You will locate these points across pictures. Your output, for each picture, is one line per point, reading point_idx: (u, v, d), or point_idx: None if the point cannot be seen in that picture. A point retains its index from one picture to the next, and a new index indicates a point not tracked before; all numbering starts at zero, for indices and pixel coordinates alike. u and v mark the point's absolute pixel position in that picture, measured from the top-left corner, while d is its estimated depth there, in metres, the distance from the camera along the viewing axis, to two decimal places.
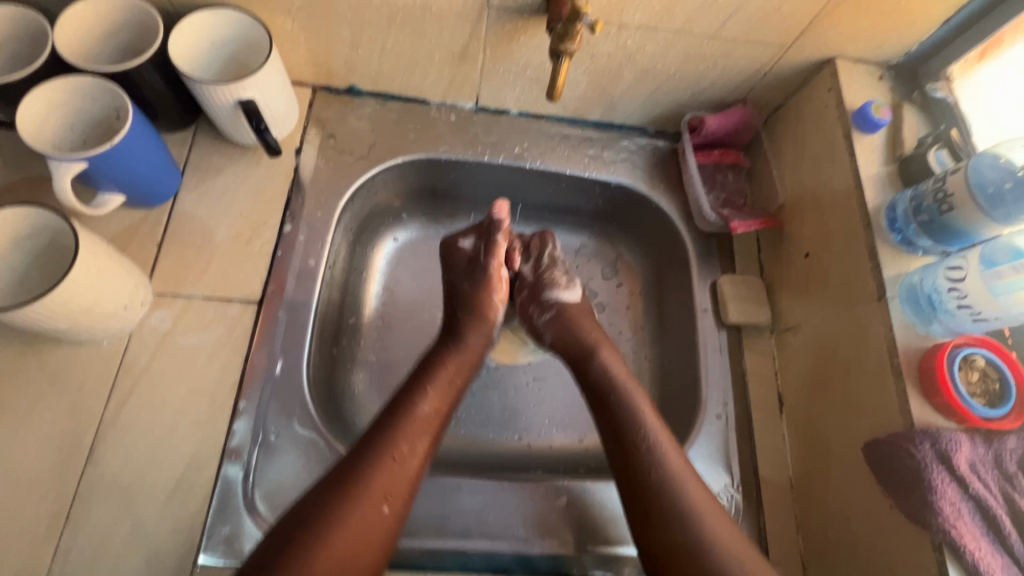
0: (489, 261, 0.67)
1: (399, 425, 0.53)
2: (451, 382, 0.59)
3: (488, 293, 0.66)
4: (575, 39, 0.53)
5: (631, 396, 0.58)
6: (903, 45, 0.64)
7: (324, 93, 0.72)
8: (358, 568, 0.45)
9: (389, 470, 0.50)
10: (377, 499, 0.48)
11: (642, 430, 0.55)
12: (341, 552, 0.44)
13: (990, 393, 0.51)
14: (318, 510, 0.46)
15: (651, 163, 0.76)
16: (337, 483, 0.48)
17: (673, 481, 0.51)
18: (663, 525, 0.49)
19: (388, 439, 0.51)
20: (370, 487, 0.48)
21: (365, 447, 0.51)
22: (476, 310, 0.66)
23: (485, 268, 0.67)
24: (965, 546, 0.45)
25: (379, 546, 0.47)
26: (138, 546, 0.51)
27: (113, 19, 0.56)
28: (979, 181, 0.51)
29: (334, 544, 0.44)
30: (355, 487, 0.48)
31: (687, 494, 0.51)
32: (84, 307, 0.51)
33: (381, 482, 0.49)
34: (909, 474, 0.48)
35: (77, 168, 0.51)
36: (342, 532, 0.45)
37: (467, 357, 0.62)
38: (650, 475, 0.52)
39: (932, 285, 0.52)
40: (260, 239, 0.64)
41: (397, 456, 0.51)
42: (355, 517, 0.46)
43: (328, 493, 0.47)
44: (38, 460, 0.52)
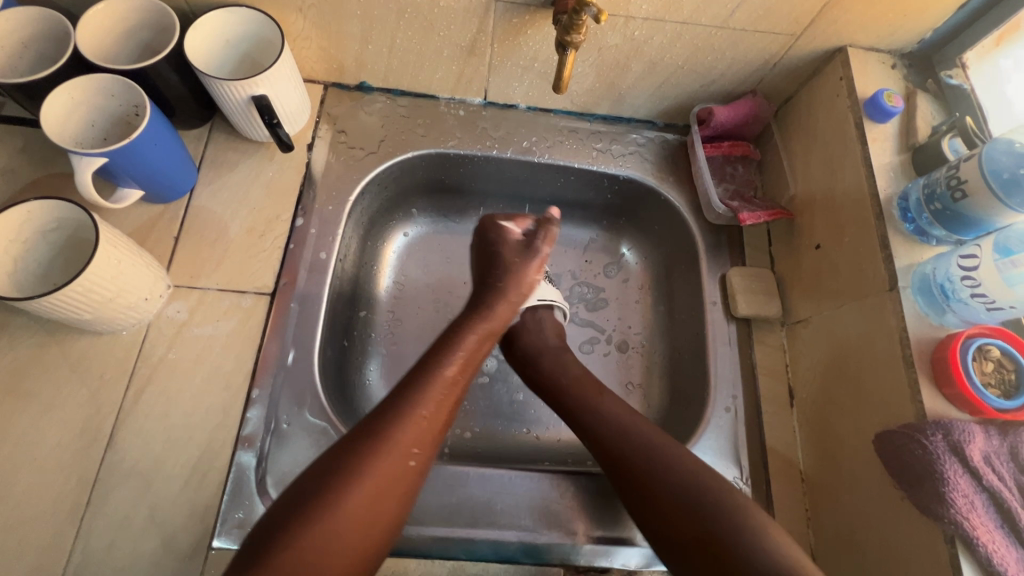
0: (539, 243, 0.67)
1: (427, 382, 0.53)
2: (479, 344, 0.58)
3: (531, 270, 0.66)
4: (580, 30, 0.53)
5: (637, 425, 0.55)
6: (916, 32, 0.63)
7: (335, 90, 0.74)
8: (379, 518, 0.46)
9: (417, 426, 0.50)
10: (407, 452, 0.49)
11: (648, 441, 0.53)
12: (370, 502, 0.46)
13: (1006, 384, 0.50)
14: (348, 460, 0.46)
15: (661, 156, 0.76)
16: (367, 436, 0.48)
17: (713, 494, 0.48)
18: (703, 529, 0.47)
19: (420, 395, 0.52)
20: (402, 441, 0.49)
21: (393, 404, 0.51)
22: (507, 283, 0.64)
23: (540, 252, 0.67)
24: (978, 538, 0.44)
25: (400, 500, 0.48)
26: (155, 529, 0.53)
27: (131, 18, 0.58)
28: (993, 167, 0.50)
29: (360, 494, 0.45)
30: (389, 439, 0.48)
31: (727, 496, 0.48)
32: (106, 298, 0.53)
33: (412, 436, 0.49)
34: (920, 466, 0.47)
35: (98, 163, 0.52)
36: (372, 483, 0.46)
37: (496, 323, 0.61)
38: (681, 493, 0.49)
39: (945, 274, 0.52)
40: (273, 233, 0.65)
41: (427, 411, 0.51)
42: (385, 469, 0.47)
43: (356, 446, 0.47)
44: (61, 444, 0.54)
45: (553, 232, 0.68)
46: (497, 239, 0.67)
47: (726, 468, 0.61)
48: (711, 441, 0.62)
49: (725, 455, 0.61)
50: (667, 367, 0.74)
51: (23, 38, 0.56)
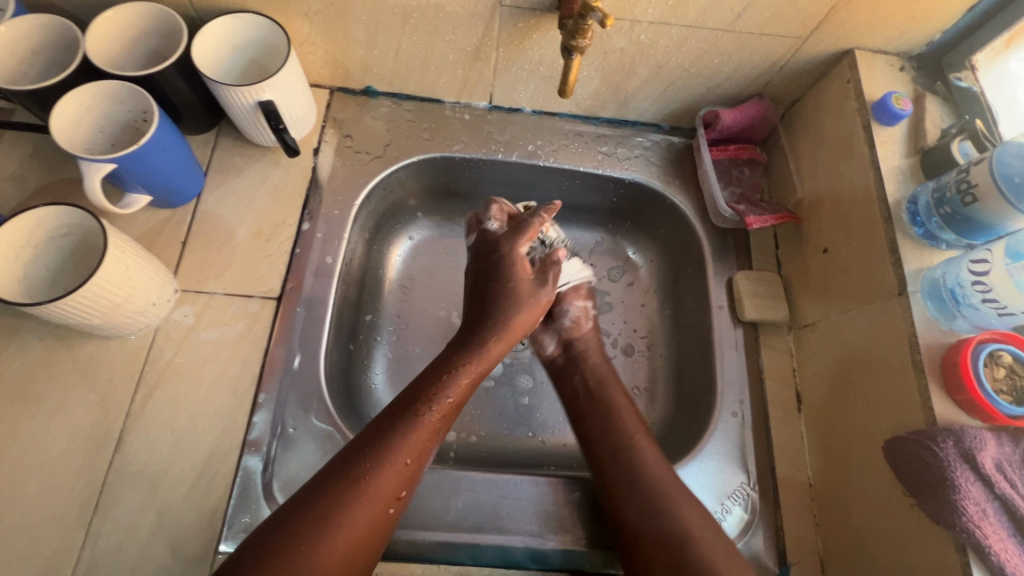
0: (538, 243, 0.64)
1: (406, 429, 0.51)
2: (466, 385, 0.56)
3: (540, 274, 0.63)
4: (586, 35, 0.53)
5: (642, 452, 0.56)
6: (925, 35, 0.62)
7: (341, 94, 0.74)
8: (356, 569, 0.46)
9: (394, 474, 0.49)
10: (387, 501, 0.49)
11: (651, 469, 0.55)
12: (347, 554, 0.46)
13: (1017, 390, 0.49)
14: (329, 509, 0.46)
15: (666, 159, 0.76)
16: (347, 484, 0.48)
17: (676, 514, 0.52)
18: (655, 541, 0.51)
19: (403, 441, 0.51)
20: (382, 492, 0.48)
21: (370, 451, 0.50)
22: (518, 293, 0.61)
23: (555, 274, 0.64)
24: (990, 547, 0.44)
25: (377, 548, 0.48)
26: (163, 533, 0.53)
27: (140, 25, 0.59)
28: (1004, 171, 0.50)
29: (342, 544, 0.45)
30: (372, 490, 0.48)
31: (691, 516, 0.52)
32: (115, 304, 0.53)
33: (393, 486, 0.49)
34: (931, 473, 0.46)
35: (106, 169, 0.53)
36: (351, 535, 0.46)
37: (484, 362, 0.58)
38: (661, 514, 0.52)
39: (954, 279, 0.51)
40: (279, 237, 0.66)
41: (410, 457, 0.51)
42: (361, 519, 0.47)
43: (340, 494, 0.47)
44: (70, 447, 0.55)
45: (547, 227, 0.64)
46: (511, 256, 0.62)
47: (734, 474, 0.60)
48: (718, 446, 0.62)
49: (733, 460, 0.61)
50: (674, 371, 0.73)
51: (33, 45, 0.57)
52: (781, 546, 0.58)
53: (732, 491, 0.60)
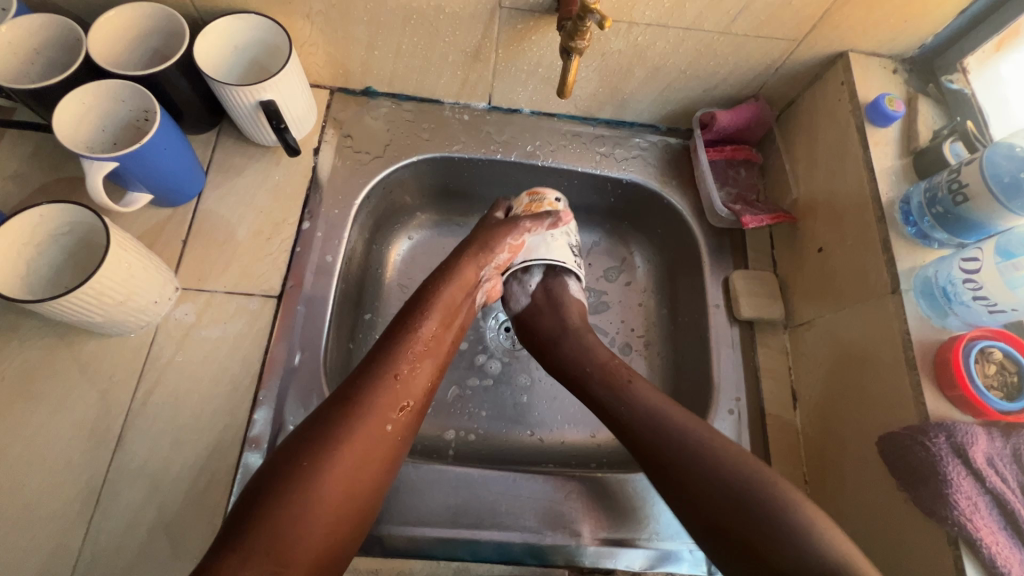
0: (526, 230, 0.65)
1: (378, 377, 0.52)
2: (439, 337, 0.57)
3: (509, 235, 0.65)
4: (585, 36, 0.54)
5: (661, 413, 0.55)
6: (917, 38, 0.63)
7: (341, 95, 0.75)
8: (362, 483, 0.47)
9: (371, 421, 0.49)
10: (381, 417, 0.50)
11: (676, 427, 0.53)
12: (351, 468, 0.47)
13: (1008, 387, 0.50)
14: (325, 428, 0.47)
15: (663, 160, 0.76)
16: (342, 405, 0.49)
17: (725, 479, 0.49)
18: (727, 519, 0.47)
19: (391, 360, 0.53)
20: (376, 406, 0.50)
21: (344, 398, 0.50)
22: (485, 251, 0.63)
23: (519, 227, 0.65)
24: (981, 540, 0.44)
25: (381, 466, 0.49)
26: (163, 529, 0.53)
27: (143, 26, 0.59)
28: (994, 171, 0.51)
29: (342, 458, 0.47)
30: (365, 406, 0.50)
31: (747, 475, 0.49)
32: (117, 301, 0.54)
33: (385, 400, 0.51)
34: (924, 468, 0.47)
35: (109, 167, 0.53)
36: (352, 449, 0.47)
37: (457, 300, 0.60)
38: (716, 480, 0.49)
39: (946, 277, 0.52)
40: (280, 236, 0.66)
41: (398, 373, 0.53)
42: (345, 463, 0.47)
43: (336, 416, 0.48)
44: (71, 444, 0.55)
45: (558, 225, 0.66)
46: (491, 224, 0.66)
47: None
48: None
49: None
50: (671, 370, 0.74)
51: (36, 45, 0.57)
52: None
53: None
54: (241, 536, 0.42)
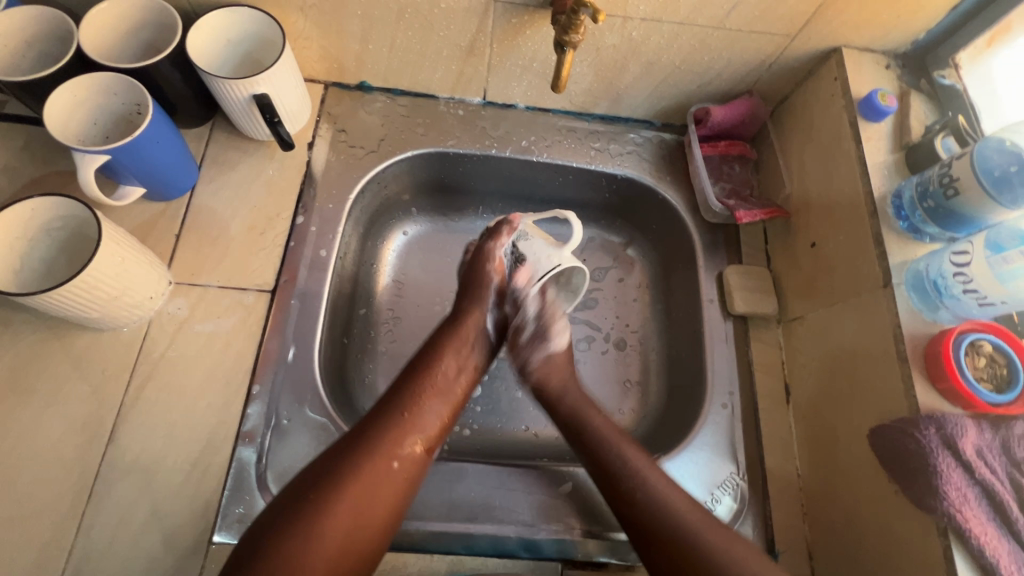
0: (495, 246, 0.67)
1: (392, 418, 0.52)
2: (456, 387, 0.58)
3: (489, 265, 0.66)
4: (579, 30, 0.54)
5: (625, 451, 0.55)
6: (910, 33, 0.63)
7: (335, 89, 0.74)
8: (368, 523, 0.47)
9: (382, 468, 0.49)
10: (389, 454, 0.50)
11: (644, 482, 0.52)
12: (351, 511, 0.46)
13: (998, 379, 0.51)
14: (333, 468, 0.47)
15: (658, 156, 0.77)
16: (354, 444, 0.50)
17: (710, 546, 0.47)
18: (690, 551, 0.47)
19: (402, 398, 0.54)
20: (386, 443, 0.50)
21: (359, 441, 0.50)
22: (482, 282, 0.66)
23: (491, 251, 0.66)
24: (971, 531, 0.45)
25: (388, 507, 0.49)
26: (157, 524, 0.53)
27: (136, 19, 0.59)
28: (985, 166, 0.51)
29: (349, 499, 0.46)
30: (375, 439, 0.50)
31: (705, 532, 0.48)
32: (111, 296, 0.54)
33: (395, 437, 0.51)
34: (914, 460, 0.48)
35: (101, 160, 0.53)
36: (360, 484, 0.47)
37: (468, 339, 0.61)
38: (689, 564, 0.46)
39: (937, 271, 0.52)
40: (273, 230, 0.66)
41: (408, 411, 0.53)
42: (348, 508, 0.46)
43: (348, 451, 0.49)
44: (63, 438, 0.55)
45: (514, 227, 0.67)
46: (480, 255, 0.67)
47: (723, 464, 0.61)
48: (707, 437, 0.62)
49: (722, 451, 0.62)
50: (666, 364, 0.74)
51: (27, 37, 0.57)
52: (770, 536, 0.59)
53: (722, 481, 0.61)
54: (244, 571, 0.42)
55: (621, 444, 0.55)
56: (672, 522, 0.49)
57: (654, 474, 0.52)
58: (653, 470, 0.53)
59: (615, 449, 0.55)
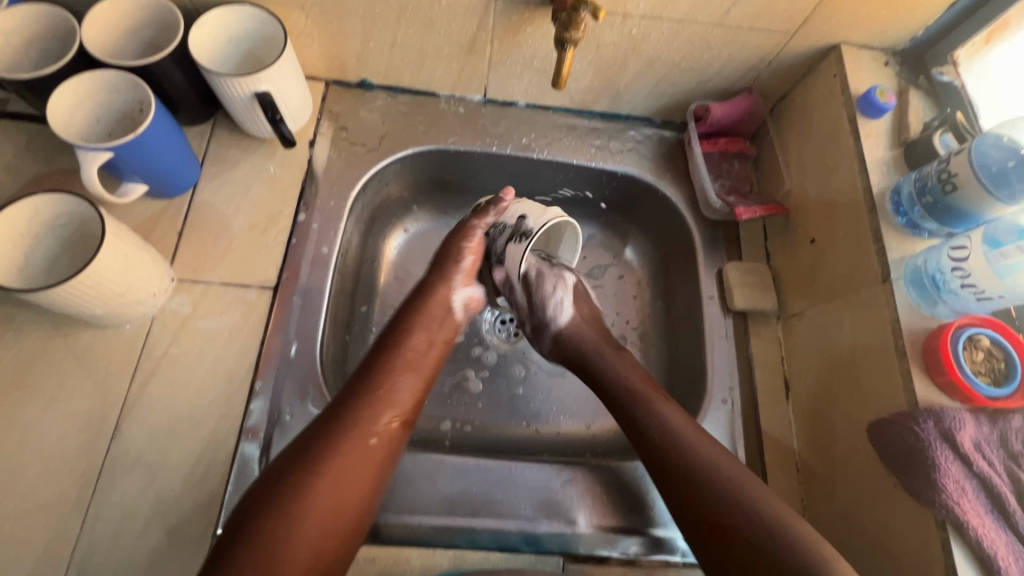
0: (477, 224, 0.67)
1: (365, 396, 0.53)
2: (428, 361, 0.58)
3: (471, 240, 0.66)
4: (579, 27, 0.54)
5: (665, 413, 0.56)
6: (909, 30, 0.64)
7: (337, 87, 0.75)
8: (349, 499, 0.48)
9: (360, 445, 0.50)
10: (365, 431, 0.51)
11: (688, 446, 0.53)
12: (333, 488, 0.47)
13: (995, 372, 0.51)
14: (312, 447, 0.48)
15: (658, 153, 0.77)
16: (329, 421, 0.50)
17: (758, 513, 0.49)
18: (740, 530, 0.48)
19: (374, 376, 0.54)
20: (359, 420, 0.51)
21: (334, 419, 0.51)
22: (448, 265, 0.65)
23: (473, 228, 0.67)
24: (969, 523, 0.45)
25: (368, 484, 0.49)
26: (161, 519, 0.53)
27: (138, 17, 0.59)
28: (982, 161, 0.52)
29: (328, 475, 0.47)
30: (350, 417, 0.51)
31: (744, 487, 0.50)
32: (115, 292, 0.54)
33: (369, 413, 0.52)
34: (912, 453, 0.48)
35: (103, 157, 0.53)
36: (339, 463, 0.48)
37: (436, 316, 0.62)
38: (727, 503, 0.50)
39: (936, 266, 0.52)
40: (275, 228, 0.66)
41: (382, 389, 0.54)
42: (329, 487, 0.47)
43: (324, 429, 0.50)
44: (67, 434, 0.55)
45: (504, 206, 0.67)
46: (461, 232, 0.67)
47: None
48: (708, 432, 0.63)
49: (722, 446, 0.62)
50: (666, 360, 0.75)
51: (29, 35, 0.57)
52: None
53: None
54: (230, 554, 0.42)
55: (657, 402, 0.57)
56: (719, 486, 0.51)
57: (695, 437, 0.54)
58: (689, 429, 0.55)
59: (651, 407, 0.57)
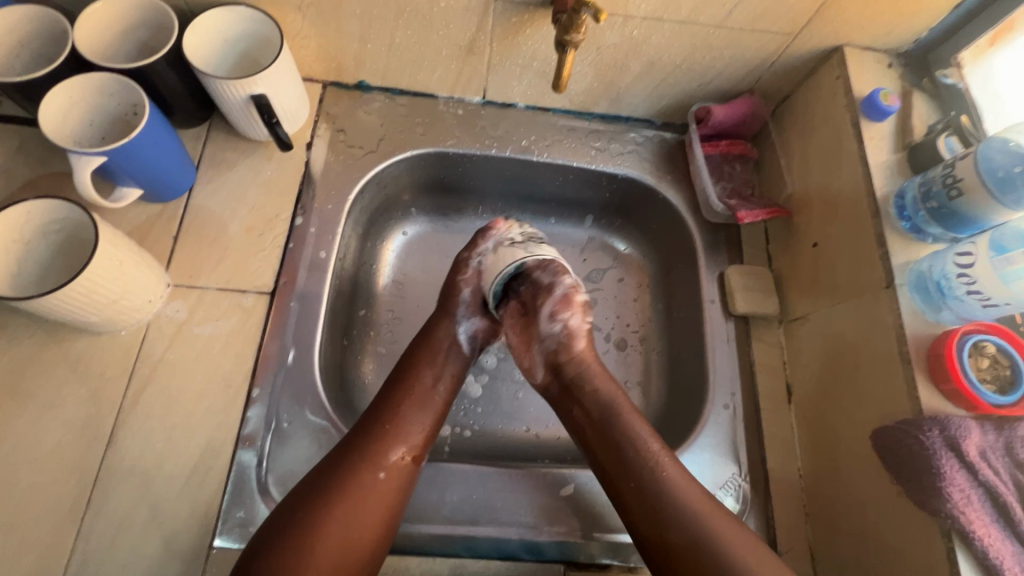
0: (472, 254, 0.65)
1: (374, 432, 0.53)
2: (439, 395, 0.58)
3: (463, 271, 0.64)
4: (580, 30, 0.53)
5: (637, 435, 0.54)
6: (912, 32, 0.63)
7: (334, 89, 0.74)
8: (360, 538, 0.47)
9: (372, 484, 0.49)
10: (374, 467, 0.50)
11: (665, 472, 0.52)
12: (343, 527, 0.47)
13: (1001, 379, 0.51)
14: (324, 482, 0.48)
15: (658, 155, 0.76)
16: (341, 456, 0.50)
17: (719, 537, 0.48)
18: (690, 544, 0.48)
19: (383, 410, 0.54)
20: (370, 456, 0.51)
21: (344, 454, 0.51)
22: (452, 295, 0.64)
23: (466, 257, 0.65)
24: (974, 532, 0.45)
25: (381, 522, 0.49)
26: (157, 528, 0.52)
27: (131, 18, 0.58)
28: (988, 166, 0.51)
29: (340, 513, 0.47)
30: (360, 454, 0.51)
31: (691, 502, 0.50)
32: (109, 299, 0.53)
33: (379, 448, 0.51)
34: (917, 461, 0.48)
35: (96, 162, 0.52)
36: (350, 501, 0.48)
37: (444, 348, 0.61)
38: (674, 524, 0.49)
39: (940, 272, 0.52)
40: (272, 232, 0.65)
41: (391, 423, 0.54)
42: (339, 525, 0.46)
43: (334, 467, 0.49)
44: (60, 443, 0.54)
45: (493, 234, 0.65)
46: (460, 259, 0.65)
47: (726, 465, 0.61)
48: (710, 438, 0.62)
49: (724, 452, 0.62)
50: (667, 364, 0.74)
51: (21, 37, 0.56)
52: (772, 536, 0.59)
53: (724, 482, 0.61)
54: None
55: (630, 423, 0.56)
56: (677, 509, 0.50)
57: (660, 460, 0.53)
58: (662, 453, 0.53)
59: (619, 429, 0.55)
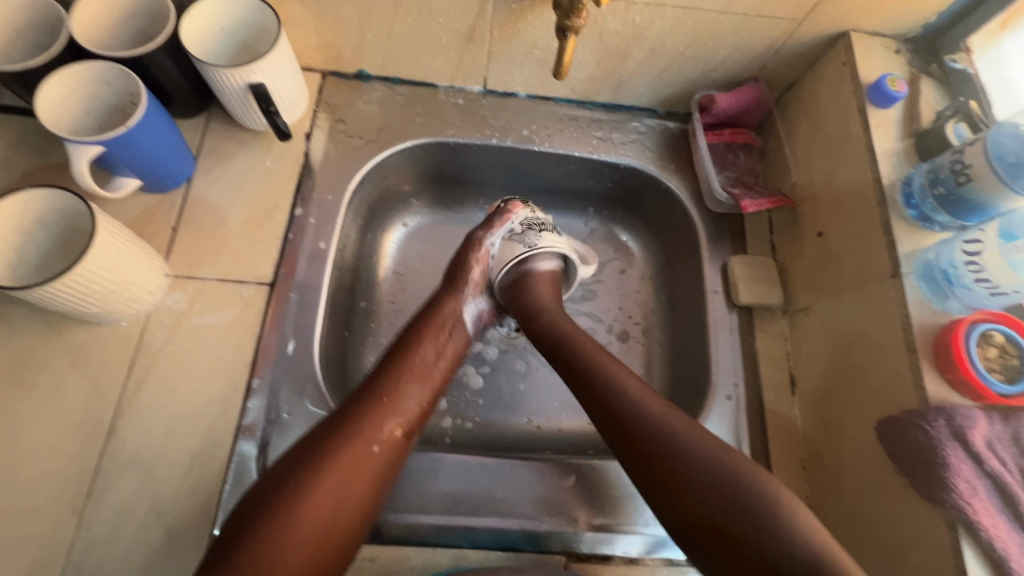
0: (486, 236, 0.67)
1: (368, 405, 0.52)
2: (435, 370, 0.58)
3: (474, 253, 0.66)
4: (581, 14, 0.52)
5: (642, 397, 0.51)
6: (920, 17, 0.62)
7: (333, 78, 0.73)
8: (347, 506, 0.47)
9: (364, 452, 0.49)
10: (369, 438, 0.49)
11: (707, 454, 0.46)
12: (331, 494, 0.46)
13: (1008, 369, 0.50)
14: (315, 449, 0.47)
15: (661, 144, 0.75)
16: (335, 424, 0.50)
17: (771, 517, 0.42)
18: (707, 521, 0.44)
19: (381, 382, 0.54)
20: (364, 426, 0.50)
21: (340, 422, 0.50)
22: (460, 277, 0.66)
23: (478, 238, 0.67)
24: (980, 523, 0.44)
25: (368, 491, 0.48)
26: (157, 518, 0.53)
27: (127, 5, 0.58)
28: (997, 152, 0.50)
29: (329, 480, 0.46)
30: (354, 424, 0.50)
31: (709, 468, 0.45)
32: (109, 289, 0.53)
33: (373, 420, 0.51)
34: (923, 452, 0.47)
35: (94, 151, 0.52)
36: (339, 469, 0.47)
37: (446, 326, 0.61)
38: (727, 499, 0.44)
39: (948, 260, 0.52)
40: (272, 222, 0.65)
41: (387, 396, 0.53)
42: (325, 490, 0.45)
43: (326, 434, 0.49)
44: (61, 434, 0.54)
45: (510, 216, 0.68)
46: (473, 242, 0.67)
47: None
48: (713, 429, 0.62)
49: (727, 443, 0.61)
50: (669, 356, 0.74)
51: (17, 25, 0.56)
52: None
53: None
54: (223, 557, 0.41)
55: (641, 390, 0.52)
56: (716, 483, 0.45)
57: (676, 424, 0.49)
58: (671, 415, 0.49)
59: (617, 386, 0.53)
